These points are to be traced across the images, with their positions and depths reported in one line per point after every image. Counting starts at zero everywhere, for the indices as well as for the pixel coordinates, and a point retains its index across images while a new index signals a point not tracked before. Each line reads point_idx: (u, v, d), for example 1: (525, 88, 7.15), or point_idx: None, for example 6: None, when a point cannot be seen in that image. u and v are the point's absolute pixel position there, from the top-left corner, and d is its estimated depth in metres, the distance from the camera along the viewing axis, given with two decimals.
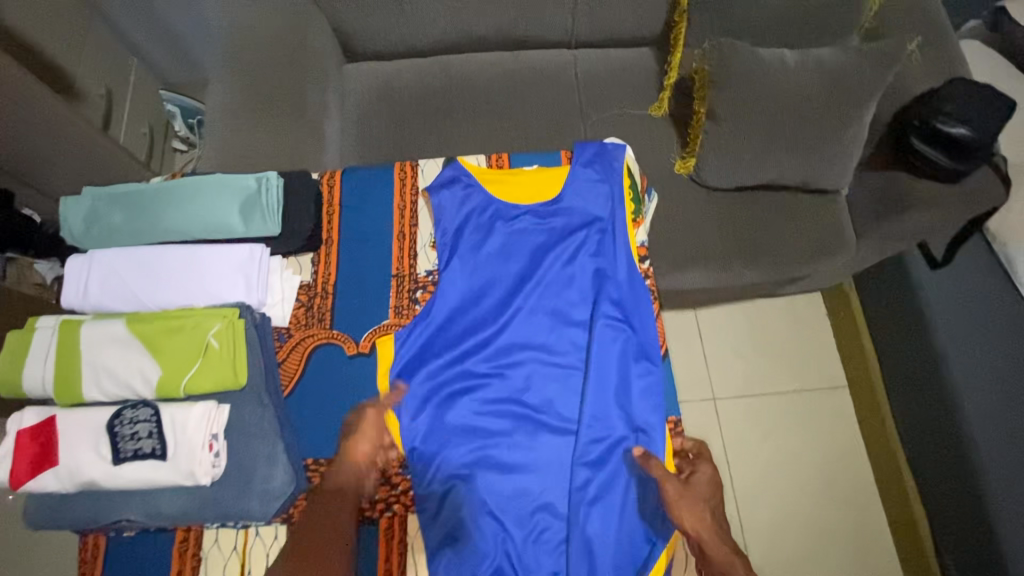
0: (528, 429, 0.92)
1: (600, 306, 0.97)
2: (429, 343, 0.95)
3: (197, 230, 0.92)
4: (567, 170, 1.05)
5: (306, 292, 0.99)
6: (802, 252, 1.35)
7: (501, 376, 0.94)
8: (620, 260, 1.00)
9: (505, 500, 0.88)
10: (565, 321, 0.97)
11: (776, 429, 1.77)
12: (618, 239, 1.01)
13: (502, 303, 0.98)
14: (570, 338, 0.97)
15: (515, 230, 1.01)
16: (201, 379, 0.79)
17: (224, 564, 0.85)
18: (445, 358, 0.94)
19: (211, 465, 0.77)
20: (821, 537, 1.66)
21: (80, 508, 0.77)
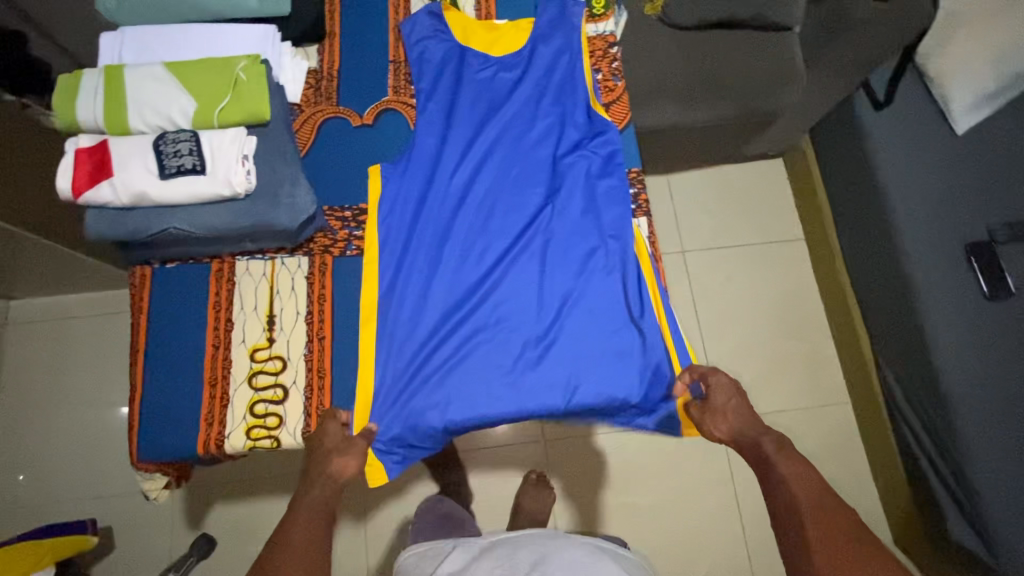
0: (510, 259, 1.02)
1: (566, 144, 1.08)
2: (418, 190, 1.06)
3: (217, 5, 1.03)
4: (528, 23, 1.14)
5: (314, 76, 1.12)
6: (758, 86, 1.52)
7: (476, 206, 1.06)
8: (579, 102, 1.09)
9: (489, 305, 1.00)
10: (539, 161, 1.07)
11: (738, 278, 1.95)
12: (577, 79, 1.11)
13: (479, 153, 1.08)
14: (544, 176, 1.07)
15: (483, 80, 1.11)
16: (231, 111, 0.92)
17: (256, 286, 1.00)
18: (426, 192, 1.06)
19: (245, 180, 0.91)
20: (776, 364, 1.88)
21: (133, 218, 0.91)
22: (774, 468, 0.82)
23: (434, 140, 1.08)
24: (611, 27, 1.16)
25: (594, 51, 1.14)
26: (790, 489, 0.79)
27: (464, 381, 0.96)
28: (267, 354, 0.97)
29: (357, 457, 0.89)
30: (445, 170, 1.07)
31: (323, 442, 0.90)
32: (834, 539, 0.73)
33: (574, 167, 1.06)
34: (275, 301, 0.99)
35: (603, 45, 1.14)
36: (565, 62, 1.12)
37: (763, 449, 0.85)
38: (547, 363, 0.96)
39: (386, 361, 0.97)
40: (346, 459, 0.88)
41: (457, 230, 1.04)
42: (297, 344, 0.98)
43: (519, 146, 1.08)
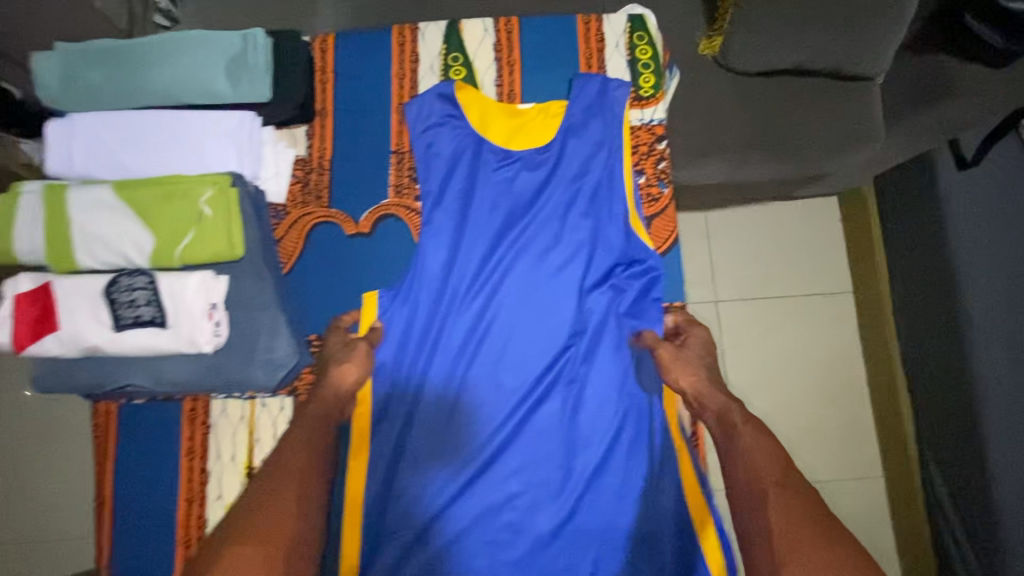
0: (526, 410, 0.89)
1: (596, 272, 0.91)
2: (423, 321, 0.90)
3: (181, 90, 0.85)
4: (561, 107, 0.93)
5: (302, 167, 0.94)
6: (826, 144, 1.27)
7: (489, 340, 0.90)
8: (615, 217, 0.91)
9: (501, 470, 0.86)
10: (566, 290, 0.91)
11: (781, 330, 1.70)
12: (614, 186, 0.91)
13: (493, 273, 0.91)
14: (570, 307, 0.91)
15: (501, 183, 0.93)
16: (197, 249, 0.76)
17: (234, 431, 0.88)
18: (429, 320, 0.90)
19: (212, 335, 0.76)
20: (810, 434, 1.66)
21: (87, 371, 0.78)
22: (739, 435, 0.79)
23: (442, 255, 0.90)
24: (661, 114, 0.95)
25: (638, 146, 0.95)
26: (750, 458, 0.75)
27: (466, 563, 0.83)
28: None
29: (358, 365, 0.86)
30: (453, 294, 0.91)
31: (325, 354, 0.88)
32: (796, 509, 0.68)
33: (604, 301, 0.91)
34: (254, 450, 0.87)
35: (651, 140, 0.94)
36: (601, 160, 0.92)
37: (730, 415, 0.82)
38: (564, 545, 0.84)
39: (380, 530, 0.85)
40: (345, 368, 0.86)
41: (464, 371, 0.89)
42: None
43: (542, 269, 0.91)
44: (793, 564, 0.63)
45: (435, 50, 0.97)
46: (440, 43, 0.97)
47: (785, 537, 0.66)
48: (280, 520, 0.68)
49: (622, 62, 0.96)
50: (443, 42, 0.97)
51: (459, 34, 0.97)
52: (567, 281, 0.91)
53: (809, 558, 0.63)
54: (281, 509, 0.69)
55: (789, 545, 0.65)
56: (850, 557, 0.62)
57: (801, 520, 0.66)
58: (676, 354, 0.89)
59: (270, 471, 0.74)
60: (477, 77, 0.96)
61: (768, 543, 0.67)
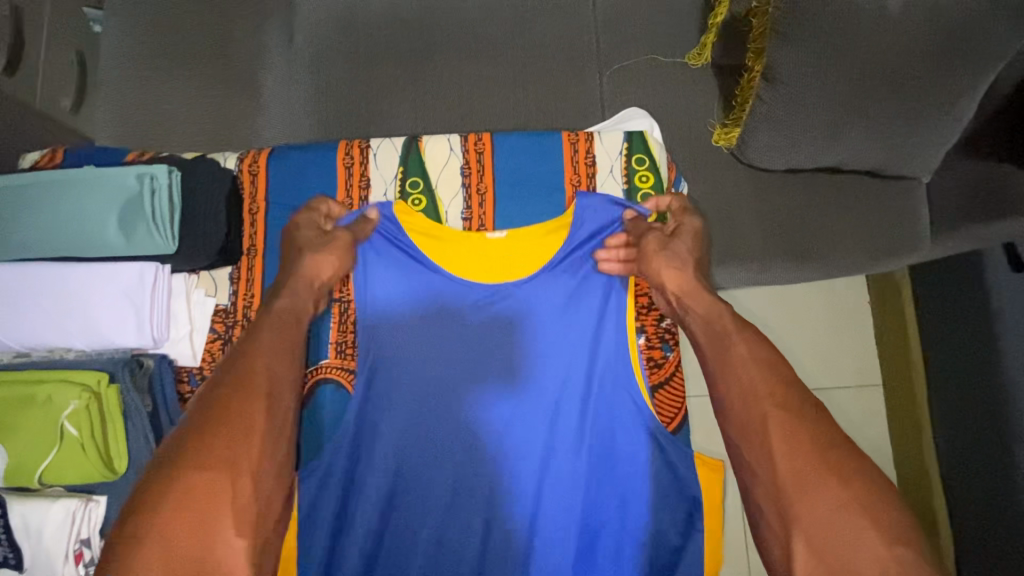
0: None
1: (587, 464, 0.73)
2: (370, 515, 0.70)
3: (65, 243, 0.69)
4: (545, 250, 0.77)
5: (222, 320, 0.76)
6: (858, 250, 1.09)
7: (456, 552, 0.71)
8: (610, 394, 0.73)
9: None
10: (555, 483, 0.72)
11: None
12: (612, 355, 0.74)
13: (466, 453, 0.73)
14: (555, 508, 0.72)
15: (468, 348, 0.75)
16: (64, 469, 0.60)
17: None
18: (375, 528, 0.71)
19: None
20: None
21: None
22: (732, 343, 0.62)
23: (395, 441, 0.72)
24: None
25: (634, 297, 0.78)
26: (740, 378, 0.59)
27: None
28: None
29: (336, 255, 0.73)
30: (409, 480, 0.72)
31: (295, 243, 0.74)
32: (805, 430, 0.52)
33: (607, 507, 0.72)
34: None
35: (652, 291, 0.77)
36: (597, 322, 0.75)
37: (726, 324, 0.65)
38: None
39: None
40: (322, 259, 0.72)
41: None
42: None
43: (523, 459, 0.73)
44: (804, 511, 0.48)
45: (391, 172, 0.80)
46: (395, 165, 0.80)
47: (788, 462, 0.51)
48: (245, 434, 0.52)
49: (618, 190, 0.79)
50: (400, 163, 0.80)
51: (419, 153, 0.80)
52: (551, 472, 0.72)
53: (825, 495, 0.47)
54: (245, 421, 0.53)
55: (797, 485, 0.49)
56: (880, 494, 0.46)
57: (808, 441, 0.50)
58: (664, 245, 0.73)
59: (227, 372, 0.57)
60: (440, 207, 0.79)
61: (772, 487, 0.51)
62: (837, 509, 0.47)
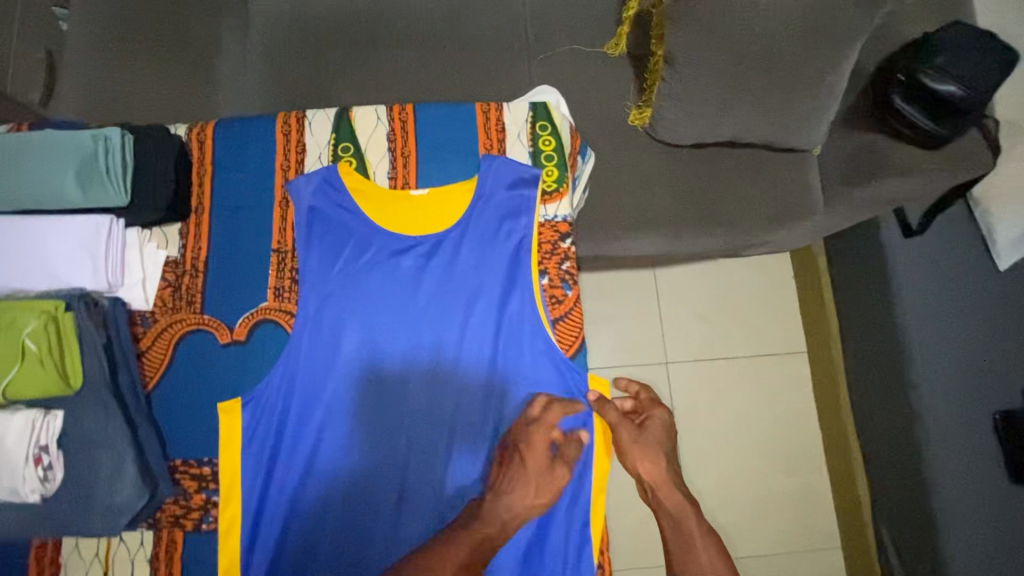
0: (418, 528, 0.81)
1: (496, 381, 0.84)
2: (302, 434, 0.82)
3: (26, 196, 0.78)
4: (461, 203, 0.88)
5: (172, 270, 0.86)
6: (759, 216, 1.22)
7: (382, 464, 0.83)
8: (519, 322, 0.85)
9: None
10: (466, 407, 0.84)
11: (732, 394, 1.56)
12: (519, 290, 0.85)
13: (391, 388, 0.85)
14: (467, 420, 0.84)
15: (390, 292, 0.86)
16: (22, 386, 0.68)
17: (87, 571, 0.79)
18: (308, 446, 0.82)
19: (40, 481, 0.68)
20: (765, 502, 1.51)
21: None
22: (697, 549, 0.79)
23: (329, 372, 0.84)
24: (565, 210, 0.89)
25: (541, 246, 0.88)
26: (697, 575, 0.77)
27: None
28: None
29: (547, 497, 0.79)
30: (341, 409, 0.83)
31: (518, 464, 0.80)
32: None
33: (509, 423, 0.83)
34: None
35: (553, 239, 0.87)
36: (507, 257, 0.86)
37: (685, 524, 0.81)
38: None
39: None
40: (529, 491, 0.78)
41: (356, 488, 0.82)
42: None
43: (440, 384, 0.85)
44: None
45: (324, 138, 0.90)
46: (329, 132, 0.90)
47: None
48: None
49: (525, 153, 0.90)
50: (332, 130, 0.90)
51: (350, 122, 0.91)
52: (461, 399, 0.84)
53: None
54: None
55: None
56: None
57: None
58: (637, 437, 0.86)
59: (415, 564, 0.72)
60: (368, 168, 0.90)
61: None
62: None
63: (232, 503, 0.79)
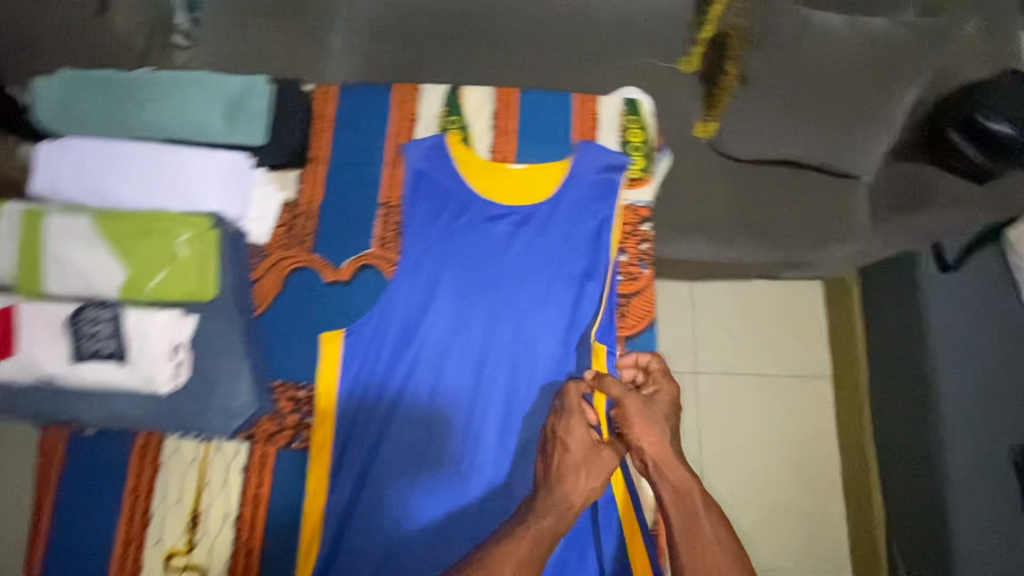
0: (440, 490, 0.86)
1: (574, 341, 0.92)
2: (395, 372, 0.89)
3: (180, 127, 0.88)
4: (554, 177, 0.95)
5: (288, 211, 0.94)
6: (809, 234, 1.29)
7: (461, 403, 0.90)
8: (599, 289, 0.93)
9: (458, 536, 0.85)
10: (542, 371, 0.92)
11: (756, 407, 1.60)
12: (602, 261, 0.93)
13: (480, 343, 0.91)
14: (543, 373, 0.91)
15: (484, 248, 0.94)
16: (171, 289, 0.77)
17: (183, 472, 0.85)
18: (397, 378, 0.89)
19: (173, 375, 0.75)
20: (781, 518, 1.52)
21: (41, 399, 0.77)
22: (701, 526, 0.73)
23: (422, 314, 0.91)
24: (647, 196, 0.97)
25: (622, 226, 0.96)
26: (702, 557, 0.72)
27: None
28: (183, 562, 0.83)
29: (601, 478, 0.80)
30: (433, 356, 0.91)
31: (568, 449, 0.82)
32: None
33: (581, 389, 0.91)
34: (202, 495, 0.85)
35: (634, 220, 0.95)
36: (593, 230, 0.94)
37: (692, 499, 0.76)
38: None
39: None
40: (585, 476, 0.79)
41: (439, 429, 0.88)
42: (220, 551, 0.84)
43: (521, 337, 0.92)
44: None
45: (435, 110, 0.99)
46: (439, 105, 0.99)
47: None
48: None
49: (614, 143, 0.98)
50: (442, 103, 0.99)
51: (459, 98, 1.00)
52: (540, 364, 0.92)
53: None
54: None
55: None
56: None
57: None
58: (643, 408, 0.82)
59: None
60: (472, 141, 0.99)
61: None
62: None
63: (326, 424, 0.86)
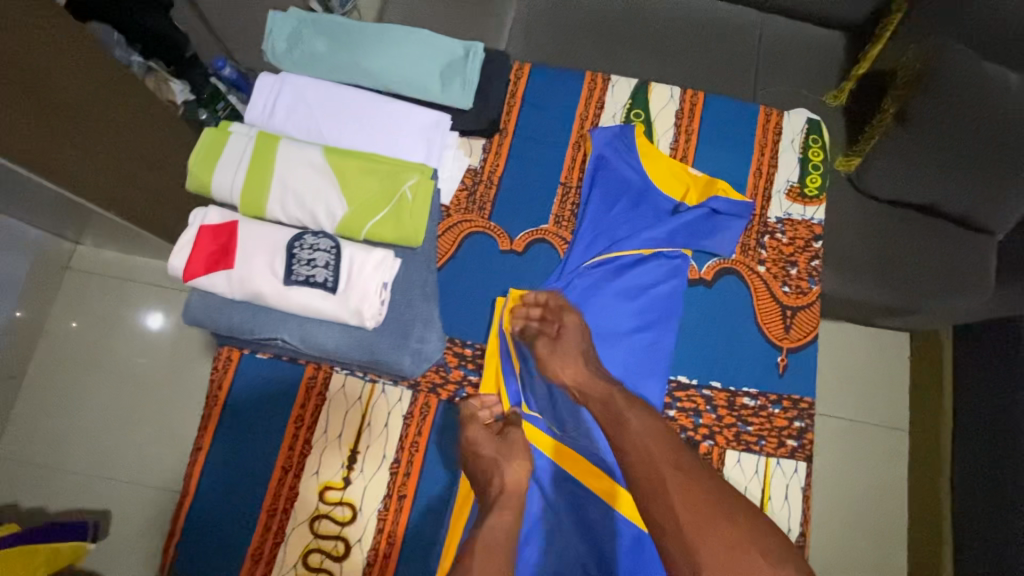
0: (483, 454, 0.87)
1: (738, 344, 0.92)
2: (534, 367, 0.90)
3: (398, 81, 0.91)
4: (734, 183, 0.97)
5: (471, 176, 0.97)
6: (937, 283, 1.28)
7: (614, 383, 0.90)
8: (765, 299, 0.93)
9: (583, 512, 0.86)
10: (686, 383, 0.90)
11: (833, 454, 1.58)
12: (772, 272, 0.94)
13: (612, 345, 0.92)
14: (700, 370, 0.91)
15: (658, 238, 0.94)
16: (382, 229, 0.78)
17: (346, 410, 0.87)
18: None
19: (377, 312, 0.77)
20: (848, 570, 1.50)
21: (242, 314, 0.79)
22: (624, 421, 0.73)
23: (585, 289, 0.93)
24: (821, 215, 0.97)
25: (795, 240, 0.96)
26: (636, 446, 0.70)
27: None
28: (338, 497, 0.84)
29: (522, 458, 0.80)
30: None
31: (477, 451, 0.80)
32: (700, 485, 0.65)
33: (748, 391, 0.89)
34: (363, 434, 0.86)
35: (808, 237, 0.96)
36: (765, 240, 0.95)
37: (614, 402, 0.76)
38: None
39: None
40: (512, 464, 0.79)
41: (557, 425, 0.88)
42: (374, 492, 0.84)
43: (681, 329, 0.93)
44: (705, 548, 0.60)
45: (621, 103, 1.02)
46: (626, 97, 1.02)
47: (703, 534, 0.61)
48: None
49: (794, 159, 0.99)
50: (629, 97, 1.02)
51: (647, 94, 1.02)
52: (672, 380, 0.90)
53: (718, 539, 0.60)
54: None
55: (697, 529, 0.61)
56: (763, 526, 0.61)
57: (708, 507, 0.63)
58: (552, 348, 0.83)
59: None
60: (654, 136, 1.01)
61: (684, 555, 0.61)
62: (728, 551, 0.60)
63: (489, 380, 0.89)
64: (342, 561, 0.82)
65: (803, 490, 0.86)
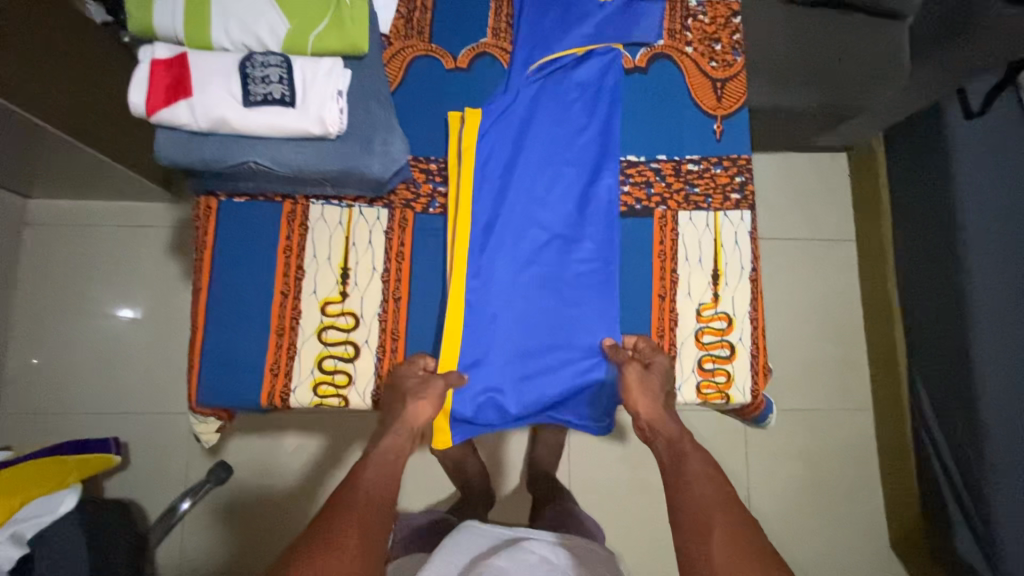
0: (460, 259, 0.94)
1: (677, 120, 1.00)
2: (501, 171, 0.96)
3: None
4: None
5: (405, 4, 1.00)
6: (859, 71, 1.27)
7: (568, 173, 0.97)
8: (695, 75, 1.00)
9: (552, 284, 0.94)
10: (635, 161, 0.99)
11: (788, 272, 1.74)
12: (699, 49, 1.01)
13: (568, 142, 0.97)
14: (643, 148, 0.99)
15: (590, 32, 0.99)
16: (328, 40, 0.82)
17: (330, 235, 0.93)
18: (512, 151, 0.96)
19: (338, 119, 0.81)
20: (806, 366, 1.69)
21: (212, 146, 0.82)
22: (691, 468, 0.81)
23: (531, 94, 0.98)
24: None
25: (715, 19, 1.02)
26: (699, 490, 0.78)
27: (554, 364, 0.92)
28: (339, 309, 0.91)
29: (431, 405, 0.85)
30: (535, 161, 0.96)
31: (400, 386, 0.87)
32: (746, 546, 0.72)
33: (692, 158, 0.98)
34: (350, 253, 0.93)
35: (726, 14, 1.02)
36: (687, 22, 1.02)
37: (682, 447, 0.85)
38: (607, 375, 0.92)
39: (477, 371, 0.91)
40: (419, 404, 0.85)
41: (525, 216, 0.95)
42: (371, 301, 0.92)
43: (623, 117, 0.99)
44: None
45: None
46: None
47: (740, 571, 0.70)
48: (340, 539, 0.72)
49: None
50: None
51: None
52: (623, 161, 0.98)
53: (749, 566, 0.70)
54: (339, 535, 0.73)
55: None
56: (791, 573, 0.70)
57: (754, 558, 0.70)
58: (641, 379, 0.87)
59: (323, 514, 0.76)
60: None
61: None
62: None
63: (457, 187, 0.95)
64: (354, 364, 0.90)
65: (750, 235, 0.96)
